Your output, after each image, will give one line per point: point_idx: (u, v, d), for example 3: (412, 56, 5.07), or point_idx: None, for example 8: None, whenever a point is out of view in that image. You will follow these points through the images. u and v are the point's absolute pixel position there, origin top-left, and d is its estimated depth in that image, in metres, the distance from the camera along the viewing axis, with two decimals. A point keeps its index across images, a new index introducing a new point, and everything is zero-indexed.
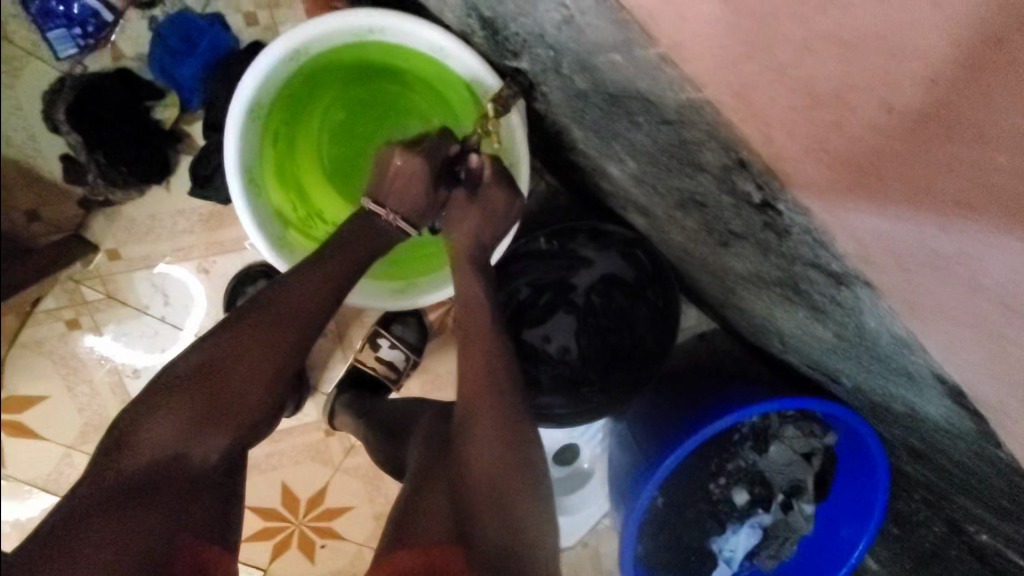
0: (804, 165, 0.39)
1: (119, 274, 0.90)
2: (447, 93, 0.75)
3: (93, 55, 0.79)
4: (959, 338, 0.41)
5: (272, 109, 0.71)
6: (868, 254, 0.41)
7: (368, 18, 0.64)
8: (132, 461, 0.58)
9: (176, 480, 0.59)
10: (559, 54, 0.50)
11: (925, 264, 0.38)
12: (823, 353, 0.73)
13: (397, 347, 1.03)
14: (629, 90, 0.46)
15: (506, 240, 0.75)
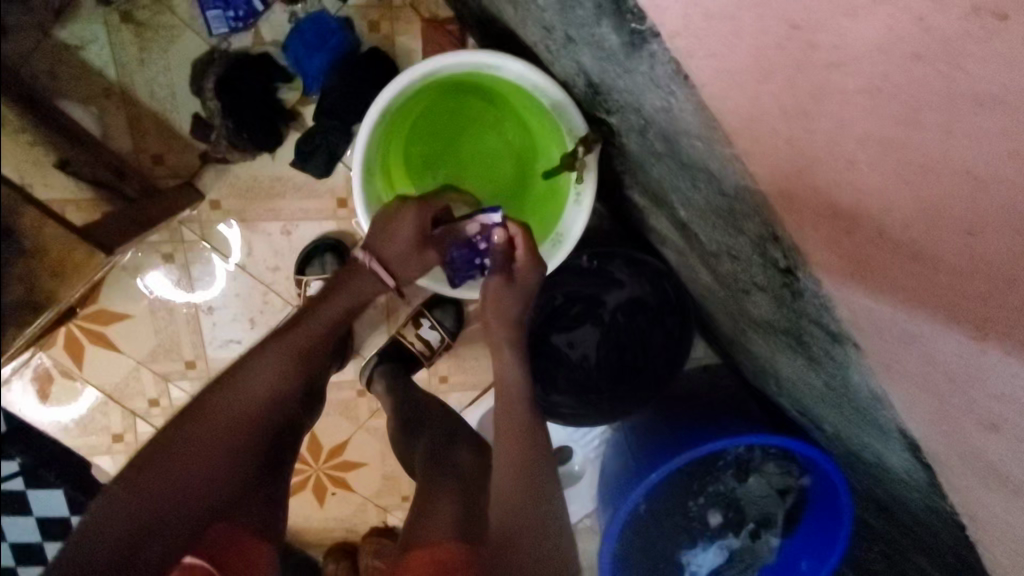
0: (822, 250, 0.48)
1: (215, 222, 1.03)
2: (526, 115, 0.90)
3: (240, 35, 0.93)
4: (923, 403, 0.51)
5: (388, 114, 0.83)
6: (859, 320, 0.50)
7: (487, 57, 0.77)
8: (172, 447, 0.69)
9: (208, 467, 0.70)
10: (646, 123, 0.61)
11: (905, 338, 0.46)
12: (812, 400, 0.85)
13: (436, 328, 1.15)
14: (697, 164, 0.58)
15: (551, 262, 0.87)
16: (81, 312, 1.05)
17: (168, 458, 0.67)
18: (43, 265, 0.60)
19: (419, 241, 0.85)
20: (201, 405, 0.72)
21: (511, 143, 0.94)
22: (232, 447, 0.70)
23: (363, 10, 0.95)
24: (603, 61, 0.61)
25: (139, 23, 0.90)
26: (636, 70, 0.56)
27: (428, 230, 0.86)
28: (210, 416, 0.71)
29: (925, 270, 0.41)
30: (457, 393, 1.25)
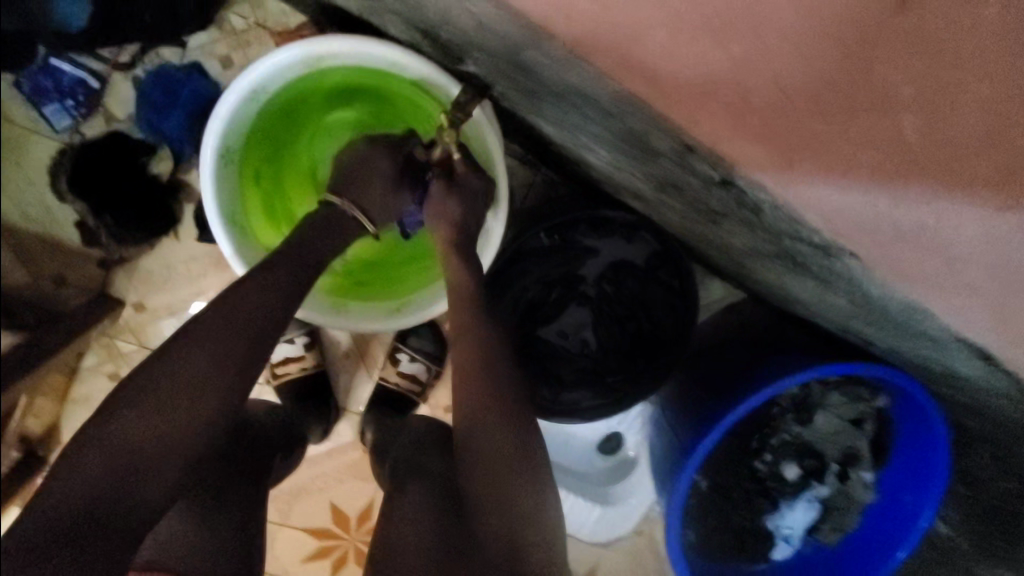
0: (744, 149, 0.38)
1: (146, 323, 0.94)
2: (406, 100, 0.76)
3: (88, 121, 0.83)
4: (949, 300, 0.40)
5: (241, 150, 0.71)
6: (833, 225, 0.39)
7: (311, 45, 0.64)
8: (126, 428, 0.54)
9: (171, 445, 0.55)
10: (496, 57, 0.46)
11: (884, 228, 0.39)
12: (850, 319, 0.68)
13: (416, 359, 1.04)
14: (567, 84, 0.42)
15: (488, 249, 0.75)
16: None
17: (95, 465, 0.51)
18: None
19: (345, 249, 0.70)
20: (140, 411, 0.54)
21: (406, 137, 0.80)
22: (188, 438, 0.56)
23: (208, 47, 0.84)
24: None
25: None
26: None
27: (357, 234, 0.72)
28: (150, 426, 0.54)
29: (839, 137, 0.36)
30: None
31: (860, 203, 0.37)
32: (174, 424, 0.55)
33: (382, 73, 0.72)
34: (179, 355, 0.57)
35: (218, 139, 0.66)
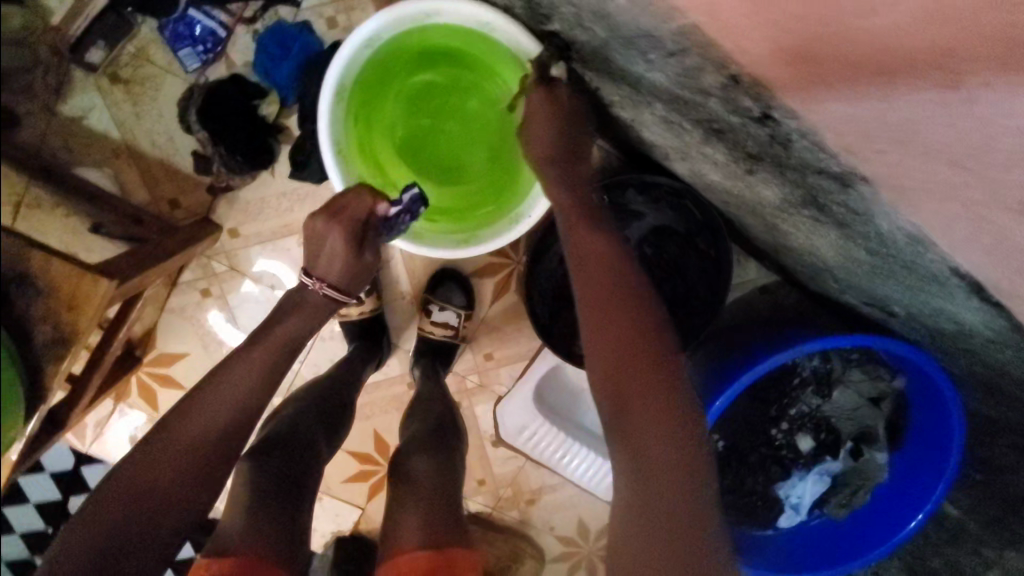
0: (772, 66, 0.43)
1: (239, 249, 1.08)
2: (496, 65, 0.87)
3: (213, 66, 0.97)
4: (931, 205, 0.45)
5: (352, 90, 0.83)
6: (845, 139, 0.45)
7: (422, 4, 0.76)
8: (164, 457, 0.64)
9: (180, 492, 0.63)
10: (579, 7, 0.56)
11: (875, 125, 0.42)
12: (869, 279, 0.76)
13: (446, 308, 1.15)
14: (635, 30, 0.51)
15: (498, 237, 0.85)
16: (144, 359, 1.12)
17: (151, 474, 0.63)
18: (58, 301, 0.64)
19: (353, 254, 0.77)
20: (165, 442, 0.65)
21: (489, 101, 0.91)
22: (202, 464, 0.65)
23: (318, 9, 0.97)
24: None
25: (126, 80, 0.97)
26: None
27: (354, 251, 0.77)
28: (157, 461, 0.64)
29: (781, 27, 0.40)
30: (505, 367, 1.24)
31: (864, 115, 0.42)
32: (193, 448, 0.65)
33: (475, 38, 0.84)
34: (193, 406, 0.67)
35: (336, 76, 0.78)
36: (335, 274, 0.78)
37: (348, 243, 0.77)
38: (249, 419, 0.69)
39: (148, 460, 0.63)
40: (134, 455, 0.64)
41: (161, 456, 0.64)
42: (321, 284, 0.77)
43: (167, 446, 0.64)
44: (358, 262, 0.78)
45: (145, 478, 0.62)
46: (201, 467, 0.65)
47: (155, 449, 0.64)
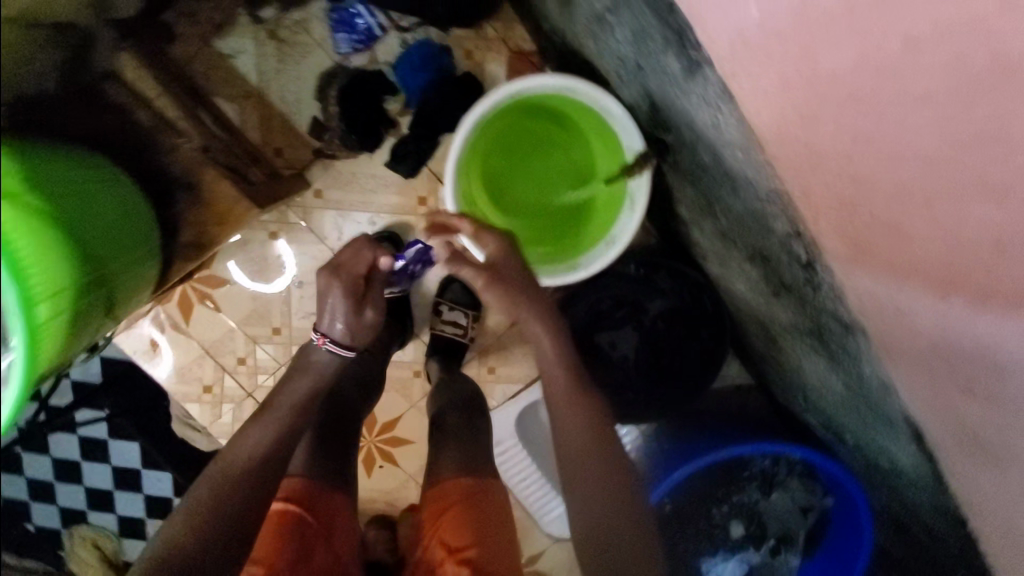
0: (830, 239, 0.60)
1: (317, 208, 1.21)
2: (597, 142, 1.04)
3: (359, 54, 1.12)
4: (903, 367, 0.62)
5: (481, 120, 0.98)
6: (862, 303, 0.62)
7: (567, 80, 0.92)
8: (236, 470, 0.73)
9: (246, 482, 0.72)
10: (699, 139, 0.73)
11: (885, 306, 0.59)
12: (834, 407, 0.93)
13: (455, 309, 1.28)
14: (739, 172, 0.68)
15: (554, 278, 0.99)
16: (196, 274, 1.23)
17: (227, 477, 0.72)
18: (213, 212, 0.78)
19: (357, 306, 0.83)
20: (234, 460, 0.74)
21: (579, 166, 1.07)
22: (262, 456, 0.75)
23: (460, 40, 1.13)
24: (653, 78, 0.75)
25: (282, 39, 1.11)
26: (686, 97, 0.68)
27: (362, 299, 0.84)
28: (233, 470, 0.73)
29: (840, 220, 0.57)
30: (501, 383, 1.37)
31: (879, 294, 0.58)
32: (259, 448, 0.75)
33: (589, 115, 1.01)
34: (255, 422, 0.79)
35: (480, 109, 0.93)
36: (341, 335, 0.84)
37: (349, 297, 0.83)
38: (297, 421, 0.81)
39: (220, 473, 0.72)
40: (213, 475, 0.72)
41: (232, 463, 0.73)
42: (323, 338, 0.84)
43: (236, 457, 0.74)
44: (358, 316, 0.84)
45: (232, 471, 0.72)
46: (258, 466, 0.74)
47: (226, 463, 0.73)
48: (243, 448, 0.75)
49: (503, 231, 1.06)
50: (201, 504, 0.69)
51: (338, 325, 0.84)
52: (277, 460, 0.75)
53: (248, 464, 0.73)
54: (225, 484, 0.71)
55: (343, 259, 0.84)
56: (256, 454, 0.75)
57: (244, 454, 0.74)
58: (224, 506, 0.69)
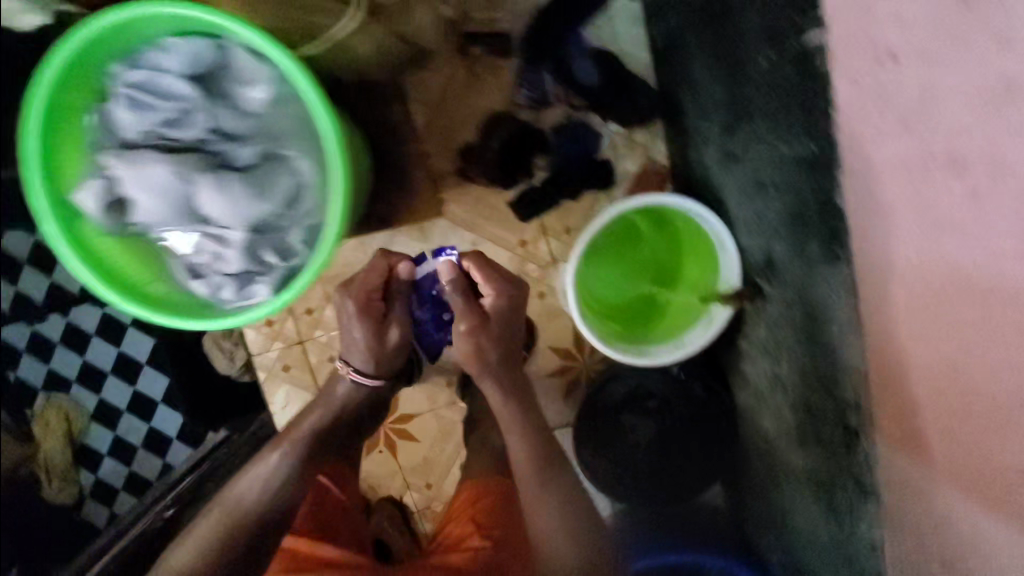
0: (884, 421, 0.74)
1: (434, 213, 1.35)
2: (695, 262, 1.19)
3: (529, 110, 1.29)
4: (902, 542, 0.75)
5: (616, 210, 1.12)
6: (888, 478, 0.76)
7: (701, 209, 1.07)
8: (217, 539, 0.99)
9: (242, 536, 1.01)
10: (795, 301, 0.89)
11: (907, 490, 0.72)
12: (809, 555, 1.06)
13: None
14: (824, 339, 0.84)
15: (623, 357, 1.10)
16: None
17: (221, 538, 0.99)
18: None
19: (376, 326, 1.09)
20: (233, 501, 1.04)
21: (671, 275, 1.21)
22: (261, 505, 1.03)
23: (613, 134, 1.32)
24: (774, 245, 0.91)
25: (473, 73, 1.29)
26: (799, 272, 0.85)
27: (380, 318, 1.10)
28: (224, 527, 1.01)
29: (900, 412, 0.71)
30: None
31: (906, 479, 0.72)
32: (247, 513, 1.02)
33: (699, 240, 1.16)
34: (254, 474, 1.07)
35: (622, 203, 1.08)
36: (366, 357, 1.10)
37: (370, 318, 1.09)
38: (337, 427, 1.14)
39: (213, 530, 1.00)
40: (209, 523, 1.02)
41: (225, 527, 1.00)
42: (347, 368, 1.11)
43: (228, 519, 1.02)
44: (381, 335, 1.10)
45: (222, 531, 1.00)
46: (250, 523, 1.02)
47: (219, 523, 1.01)
48: (200, 526, 1.01)
49: (599, 308, 1.21)
50: (201, 539, 1.00)
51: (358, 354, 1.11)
52: (273, 501, 1.04)
53: (250, 510, 1.02)
54: (234, 517, 1.01)
55: (363, 279, 1.09)
56: (246, 512, 1.02)
57: (248, 496, 1.03)
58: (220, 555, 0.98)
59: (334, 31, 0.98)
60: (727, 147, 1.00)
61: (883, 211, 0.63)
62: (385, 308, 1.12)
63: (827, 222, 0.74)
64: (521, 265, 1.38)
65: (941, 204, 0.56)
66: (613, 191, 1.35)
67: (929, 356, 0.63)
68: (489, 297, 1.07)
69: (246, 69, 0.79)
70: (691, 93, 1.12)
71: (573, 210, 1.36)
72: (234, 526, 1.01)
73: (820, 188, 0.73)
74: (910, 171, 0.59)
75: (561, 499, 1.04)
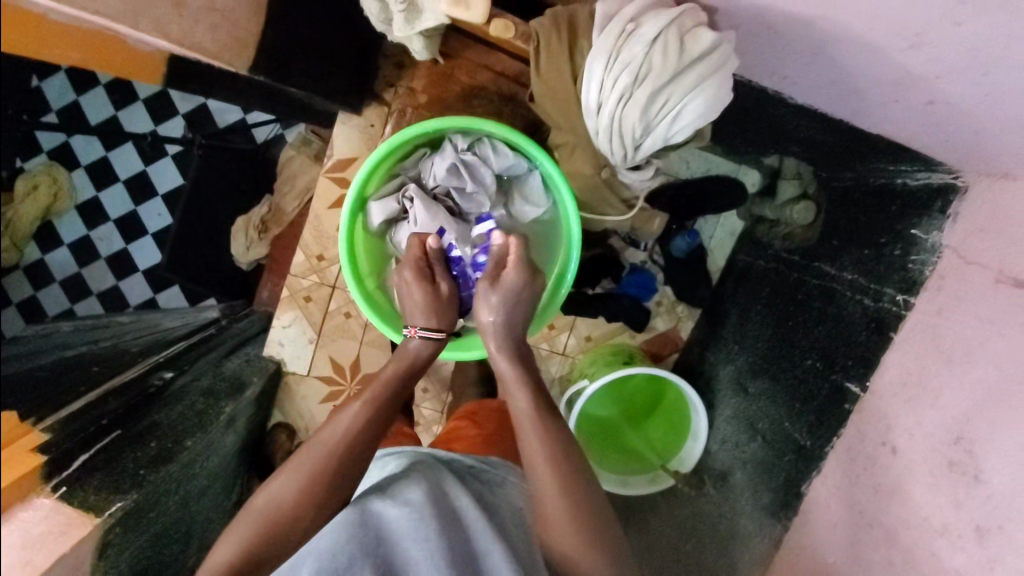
0: None
1: None
2: (670, 435, 1.41)
3: (619, 242, 1.50)
4: None
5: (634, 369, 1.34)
6: None
7: (695, 402, 1.29)
8: (299, 504, 0.71)
9: (323, 498, 0.72)
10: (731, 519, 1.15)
11: None
12: None
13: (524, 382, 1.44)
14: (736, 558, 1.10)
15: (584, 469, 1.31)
16: None
17: (306, 493, 0.71)
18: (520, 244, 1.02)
19: (422, 279, 0.94)
20: (291, 466, 0.74)
21: (650, 432, 1.44)
22: (353, 452, 0.76)
23: (663, 295, 1.53)
24: (736, 470, 1.18)
25: None
26: (744, 503, 1.12)
27: (422, 270, 0.94)
28: (294, 492, 0.71)
29: None
30: None
31: None
32: (331, 459, 0.74)
33: (681, 420, 1.39)
34: (330, 424, 0.78)
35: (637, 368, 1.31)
36: (427, 320, 0.90)
37: (420, 280, 0.94)
38: (413, 368, 0.86)
39: (290, 478, 0.72)
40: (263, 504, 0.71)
41: (298, 476, 0.73)
42: (416, 329, 0.89)
43: (297, 468, 0.73)
44: (432, 290, 0.93)
45: (281, 484, 0.72)
46: (341, 475, 0.74)
47: (291, 467, 0.74)
48: (267, 492, 0.72)
49: (586, 425, 1.42)
50: (277, 490, 0.72)
51: (419, 317, 0.91)
52: (367, 441, 0.77)
53: (336, 451, 0.75)
54: (308, 491, 0.71)
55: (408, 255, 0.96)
56: (345, 449, 0.75)
57: (335, 436, 0.76)
58: (309, 516, 0.71)
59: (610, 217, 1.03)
60: (742, 381, 1.26)
61: (829, 521, 0.92)
62: (433, 271, 0.96)
63: (787, 493, 1.02)
64: (537, 340, 1.55)
65: (866, 548, 0.84)
66: (636, 333, 1.55)
67: None
68: (508, 274, 0.92)
69: (533, 194, 1.04)
70: (738, 319, 1.36)
71: (602, 326, 1.55)
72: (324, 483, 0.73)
73: (797, 471, 1.01)
74: (861, 518, 0.87)
75: (558, 450, 0.76)
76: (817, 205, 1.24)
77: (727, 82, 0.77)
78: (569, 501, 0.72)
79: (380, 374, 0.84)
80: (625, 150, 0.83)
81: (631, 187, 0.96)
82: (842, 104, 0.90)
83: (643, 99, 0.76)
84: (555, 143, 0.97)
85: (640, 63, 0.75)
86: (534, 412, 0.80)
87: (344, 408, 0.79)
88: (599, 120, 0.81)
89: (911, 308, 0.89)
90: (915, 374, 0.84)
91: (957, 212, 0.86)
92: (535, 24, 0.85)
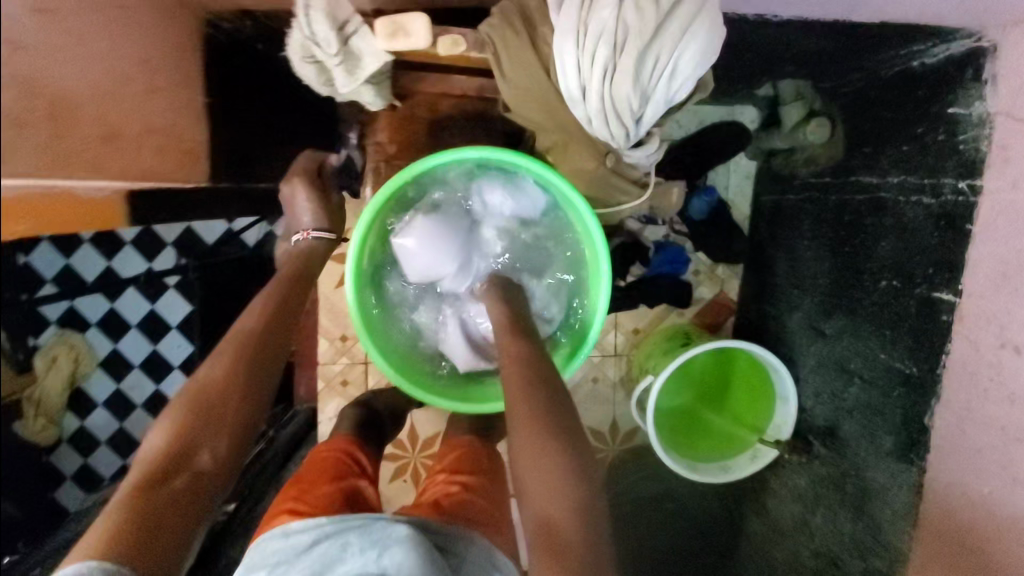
0: None
1: None
2: (755, 402, 1.29)
3: (635, 223, 1.39)
4: None
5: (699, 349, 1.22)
6: None
7: (780, 366, 1.17)
8: (180, 447, 0.69)
9: (211, 441, 0.71)
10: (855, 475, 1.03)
11: None
12: None
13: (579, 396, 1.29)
14: (874, 517, 0.97)
15: (672, 464, 1.20)
16: None
17: (186, 433, 0.70)
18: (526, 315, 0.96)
19: (311, 174, 0.97)
20: (167, 419, 0.71)
21: (734, 405, 1.32)
22: (235, 384, 0.75)
23: (698, 263, 1.45)
24: (841, 422, 1.07)
25: None
26: (865, 455, 1.00)
27: (315, 177, 0.98)
28: (174, 441, 0.69)
29: None
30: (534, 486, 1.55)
31: None
32: (210, 396, 0.73)
33: (765, 385, 1.27)
34: (203, 368, 0.76)
35: (700, 348, 1.20)
36: (317, 220, 0.96)
37: (311, 187, 0.97)
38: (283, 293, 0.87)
39: (166, 430, 0.70)
40: (136, 475, 0.66)
41: (177, 423, 0.71)
42: (308, 231, 0.96)
43: (175, 423, 0.71)
44: (326, 196, 0.98)
45: (158, 441, 0.69)
46: (227, 412, 0.74)
47: (164, 426, 0.71)
48: (146, 454, 0.69)
49: (664, 417, 1.32)
50: (156, 447, 0.69)
51: (308, 214, 0.96)
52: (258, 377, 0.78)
53: (207, 382, 0.74)
54: (192, 431, 0.70)
55: (309, 176, 0.97)
56: (226, 378, 0.75)
57: (203, 375, 0.75)
58: (196, 457, 0.69)
59: (630, 206, 0.94)
60: (815, 324, 1.16)
61: (968, 449, 0.81)
62: (326, 182, 1.00)
63: (908, 432, 0.91)
64: None
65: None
66: (684, 310, 1.46)
67: (976, 565, 0.80)
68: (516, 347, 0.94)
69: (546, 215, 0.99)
70: (787, 261, 1.26)
71: (646, 315, 1.47)
72: (207, 425, 0.71)
73: (911, 405, 0.90)
74: (1011, 436, 0.75)
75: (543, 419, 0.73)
76: (832, 118, 1.14)
77: (714, 17, 0.71)
78: (547, 472, 0.70)
79: (246, 309, 0.83)
80: (626, 127, 0.76)
81: (639, 168, 0.88)
82: (827, 4, 0.82)
83: (631, 64, 0.70)
84: (545, 147, 0.89)
85: (614, 27, 0.69)
86: (525, 385, 0.77)
87: (210, 349, 0.78)
88: (586, 107, 0.75)
89: (980, 192, 0.79)
90: (1014, 259, 0.74)
91: (996, 74, 0.77)
92: (484, 27, 0.78)
